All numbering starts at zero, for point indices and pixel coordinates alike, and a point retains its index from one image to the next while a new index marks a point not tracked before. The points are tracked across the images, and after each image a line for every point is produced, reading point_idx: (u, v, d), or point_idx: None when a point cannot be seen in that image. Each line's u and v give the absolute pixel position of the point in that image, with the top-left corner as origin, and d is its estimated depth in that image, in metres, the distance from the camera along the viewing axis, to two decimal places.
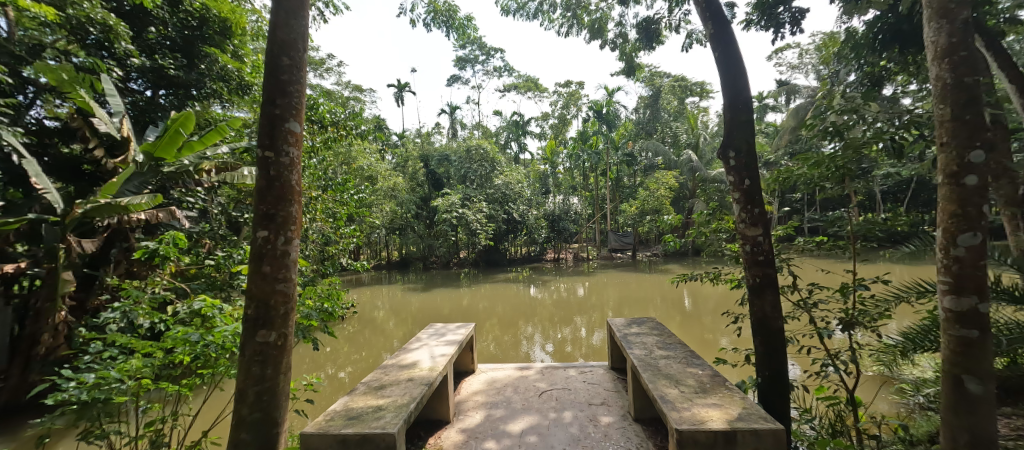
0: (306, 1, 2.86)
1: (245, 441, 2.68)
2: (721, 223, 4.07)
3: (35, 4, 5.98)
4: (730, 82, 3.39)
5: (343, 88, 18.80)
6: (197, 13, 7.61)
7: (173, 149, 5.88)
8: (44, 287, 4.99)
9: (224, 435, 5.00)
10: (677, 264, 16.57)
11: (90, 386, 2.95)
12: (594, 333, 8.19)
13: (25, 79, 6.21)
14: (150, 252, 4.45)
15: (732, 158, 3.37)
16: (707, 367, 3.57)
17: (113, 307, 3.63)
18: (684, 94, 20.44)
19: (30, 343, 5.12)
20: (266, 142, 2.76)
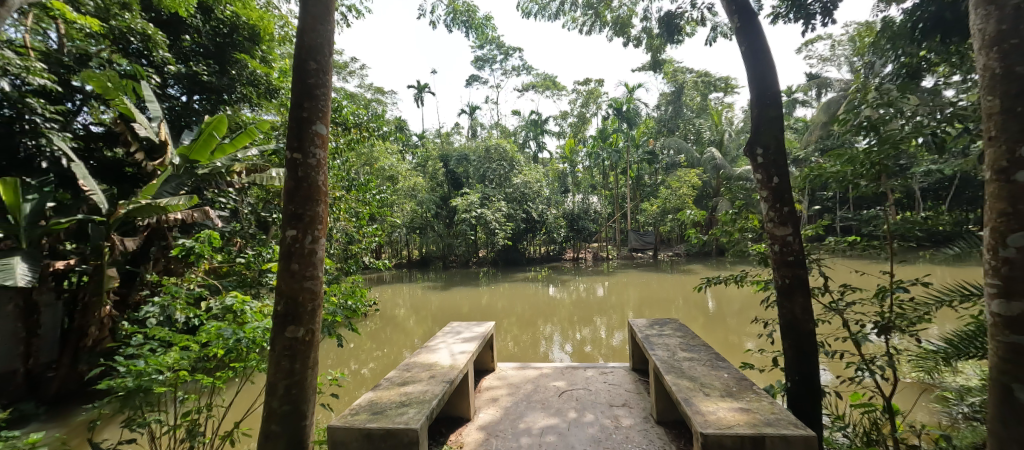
0: (332, 5, 2.88)
1: (275, 433, 2.72)
2: (747, 222, 3.94)
3: (81, 17, 6.24)
4: (760, 76, 3.26)
5: (365, 91, 19.16)
6: (228, 21, 7.89)
7: (207, 151, 6.06)
8: (90, 283, 5.13)
9: (253, 427, 5.11)
10: (700, 264, 16.26)
11: (135, 374, 3.10)
12: (615, 334, 8.06)
13: (73, 87, 6.50)
14: (185, 250, 4.61)
15: (760, 154, 3.25)
16: (734, 370, 3.47)
17: (153, 302, 3.80)
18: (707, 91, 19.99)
19: (78, 335, 5.30)
20: (294, 144, 2.79)
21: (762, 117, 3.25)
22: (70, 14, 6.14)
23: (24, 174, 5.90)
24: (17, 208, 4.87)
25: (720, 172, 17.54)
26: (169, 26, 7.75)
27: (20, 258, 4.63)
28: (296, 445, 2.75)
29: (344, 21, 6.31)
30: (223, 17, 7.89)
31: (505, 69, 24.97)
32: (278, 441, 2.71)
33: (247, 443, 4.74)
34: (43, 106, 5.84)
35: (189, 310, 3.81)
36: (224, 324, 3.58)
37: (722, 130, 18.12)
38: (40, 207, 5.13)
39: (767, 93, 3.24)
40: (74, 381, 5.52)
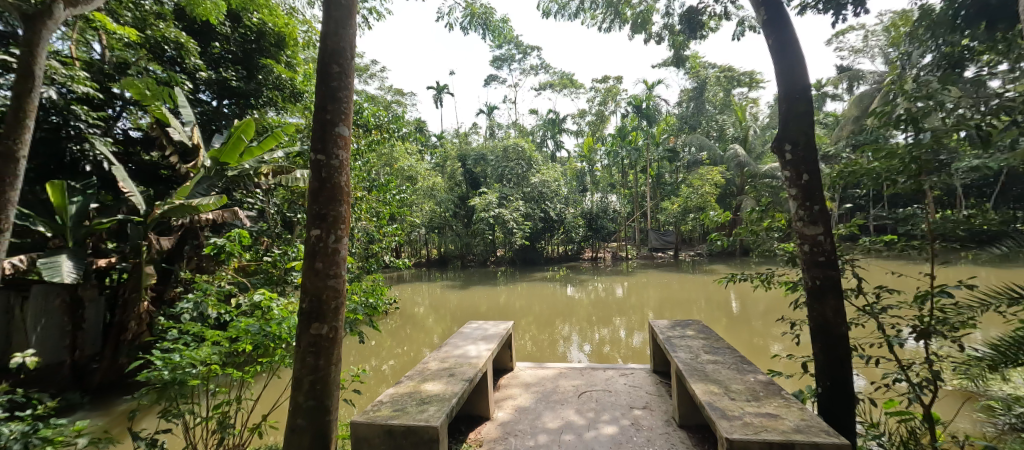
0: (354, 8, 2.89)
1: (300, 427, 2.74)
2: (774, 222, 3.79)
3: (120, 27, 6.24)
4: (790, 70, 3.13)
5: (385, 93, 19.40)
6: (255, 28, 8.09)
7: (236, 154, 6.17)
8: (130, 280, 5.33)
9: (280, 420, 5.20)
10: (724, 264, 15.90)
11: (171, 367, 3.20)
12: (634, 335, 7.94)
13: (113, 94, 6.76)
14: (216, 248, 4.73)
15: (788, 150, 3.13)
16: (761, 375, 3.34)
17: (187, 298, 3.91)
18: (730, 86, 19.56)
19: (119, 329, 5.50)
20: (317, 146, 2.81)
21: (791, 110, 3.12)
22: (110, 24, 6.15)
23: (71, 177, 6.34)
24: (64, 209, 5.13)
25: (744, 170, 17.10)
26: (200, 34, 8.00)
27: (66, 256, 4.84)
28: (320, 440, 2.77)
29: (365, 23, 6.35)
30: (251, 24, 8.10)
31: (523, 68, 24.89)
32: (303, 436, 2.74)
33: (275, 434, 4.82)
34: (86, 113, 6.09)
35: (219, 307, 3.90)
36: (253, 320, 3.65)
37: (747, 126, 17.68)
38: (84, 209, 5.38)
39: (795, 87, 3.11)
40: (116, 373, 5.71)
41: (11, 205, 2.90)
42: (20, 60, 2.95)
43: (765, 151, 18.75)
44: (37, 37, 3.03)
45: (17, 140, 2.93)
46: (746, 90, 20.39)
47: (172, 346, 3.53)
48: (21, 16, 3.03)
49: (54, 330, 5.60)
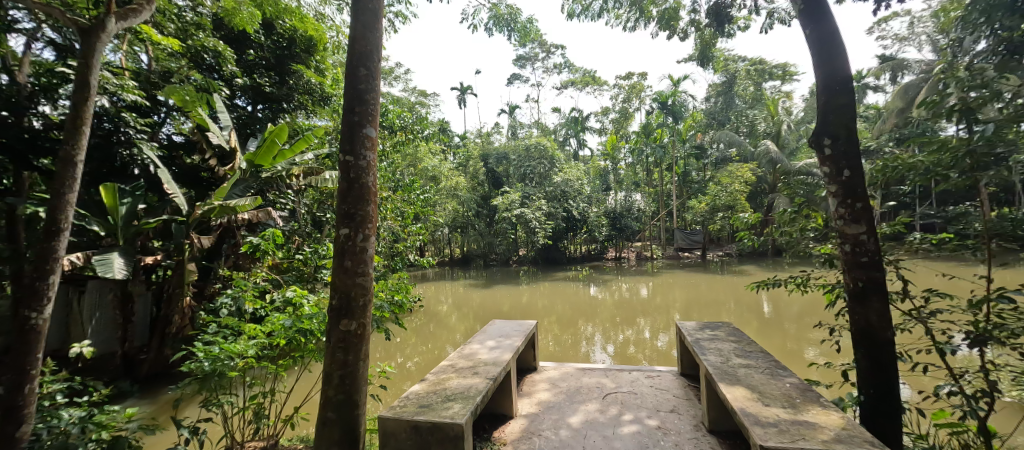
0: (381, 12, 2.91)
1: (330, 420, 2.78)
2: (809, 222, 3.60)
3: (164, 38, 6.38)
4: (833, 61, 2.96)
5: (410, 95, 19.64)
6: (287, 34, 8.30)
7: (270, 157, 6.31)
8: (173, 276, 5.58)
9: (312, 412, 5.30)
10: (754, 264, 15.39)
11: (211, 359, 3.33)
12: (660, 336, 7.79)
13: (158, 102, 7.05)
14: (252, 247, 4.86)
15: (828, 145, 2.97)
16: (797, 380, 3.18)
17: (226, 294, 4.05)
18: (761, 80, 18.93)
19: (164, 323, 5.75)
20: (346, 147, 2.85)
21: (832, 104, 2.95)
22: (155, 36, 6.35)
23: (121, 180, 6.63)
24: (115, 209, 5.32)
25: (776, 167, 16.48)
26: (236, 42, 8.22)
27: (117, 253, 5.07)
28: (349, 435, 2.80)
29: (392, 27, 6.39)
30: (282, 31, 8.28)
31: (546, 67, 24.65)
32: (333, 429, 2.77)
33: (306, 426, 4.89)
34: (135, 120, 6.38)
35: (254, 302, 4.01)
36: (286, 315, 3.76)
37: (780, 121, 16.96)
38: (133, 210, 5.54)
39: (837, 81, 2.94)
40: (161, 363, 5.99)
41: (69, 206, 3.02)
42: (76, 71, 3.03)
43: (799, 146, 18.02)
44: (93, 50, 3.11)
45: (75, 145, 3.02)
46: (779, 84, 19.69)
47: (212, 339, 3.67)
48: (77, 30, 3.12)
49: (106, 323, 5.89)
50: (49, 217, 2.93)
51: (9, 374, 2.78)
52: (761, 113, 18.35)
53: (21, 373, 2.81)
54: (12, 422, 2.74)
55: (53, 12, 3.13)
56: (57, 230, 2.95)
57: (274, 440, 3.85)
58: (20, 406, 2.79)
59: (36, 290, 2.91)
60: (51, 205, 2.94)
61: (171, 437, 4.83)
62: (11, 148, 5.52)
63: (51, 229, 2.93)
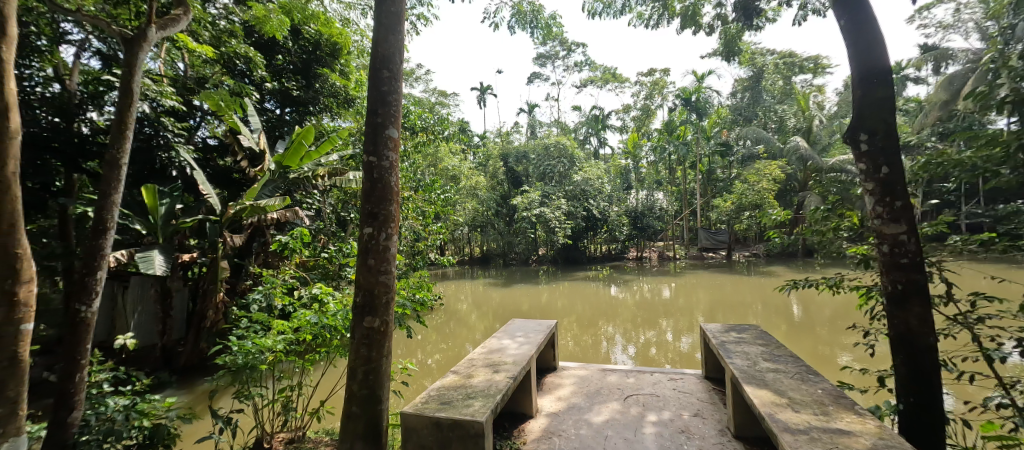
0: (402, 14, 2.90)
1: (355, 414, 2.79)
2: (844, 221, 3.42)
3: (199, 45, 6.49)
4: (869, 51, 2.80)
5: (430, 95, 19.82)
6: (313, 39, 8.43)
7: (297, 159, 6.41)
8: (208, 272, 5.77)
9: (337, 406, 5.36)
10: (783, 265, 14.89)
11: (243, 352, 3.43)
12: (683, 337, 7.61)
13: (194, 106, 7.29)
14: (281, 245, 4.96)
15: (864, 140, 2.83)
16: (830, 387, 3.03)
17: (257, 290, 4.14)
18: (791, 74, 18.31)
19: (200, 317, 5.91)
20: (369, 148, 2.86)
21: (868, 97, 2.81)
22: (191, 44, 6.41)
23: (161, 182, 6.89)
24: (155, 209, 5.50)
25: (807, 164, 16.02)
26: (265, 48, 8.37)
27: (157, 251, 5.24)
28: (373, 429, 2.80)
29: (414, 29, 6.44)
30: (308, 36, 8.39)
31: (567, 65, 24.38)
32: (357, 423, 2.78)
33: (332, 420, 4.94)
34: (173, 124, 6.57)
35: (283, 298, 4.10)
36: (312, 311, 3.83)
37: (812, 116, 16.14)
38: (172, 209, 5.74)
39: (876, 74, 2.78)
40: (198, 356, 6.10)
41: (115, 206, 3.16)
42: (120, 79, 3.12)
43: (832, 142, 17.31)
44: (135, 59, 3.20)
45: (120, 149, 3.11)
46: (810, 77, 19.02)
47: (243, 334, 3.79)
48: (122, 41, 3.22)
49: (148, 317, 6.14)
50: (97, 217, 3.07)
51: (63, 362, 2.98)
52: (790, 107, 17.74)
53: (72, 362, 2.99)
54: (65, 408, 2.93)
55: (101, 25, 3.29)
56: (104, 229, 3.10)
57: (301, 432, 3.93)
58: (71, 393, 2.96)
59: (86, 285, 3.07)
60: (99, 205, 3.07)
61: (206, 426, 4.94)
62: (62, 153, 5.78)
63: (98, 228, 3.09)
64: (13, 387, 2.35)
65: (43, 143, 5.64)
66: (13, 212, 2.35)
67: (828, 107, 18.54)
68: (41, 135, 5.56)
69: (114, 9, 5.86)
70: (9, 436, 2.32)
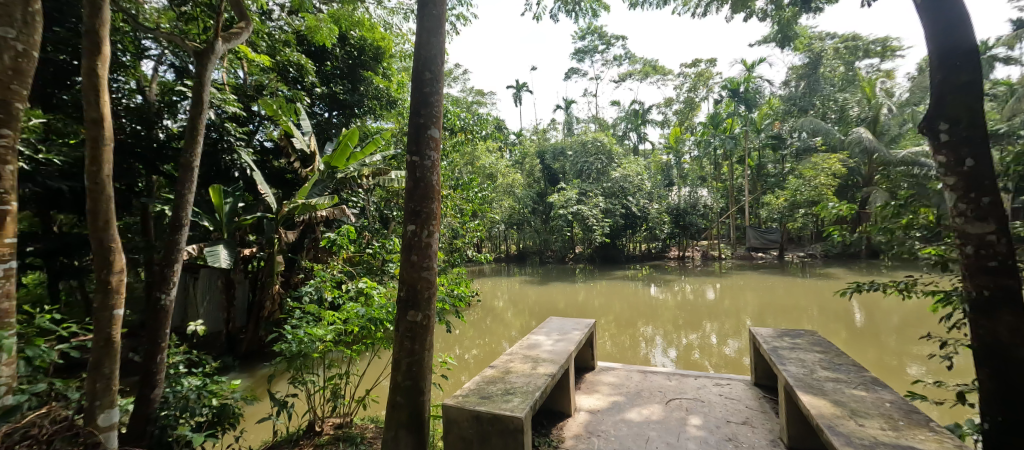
0: (444, 16, 2.86)
1: (399, 404, 2.78)
2: (919, 218, 3.10)
3: (257, 55, 6.78)
4: (953, 33, 2.49)
5: (468, 95, 20.01)
6: (358, 44, 8.65)
7: (343, 159, 6.59)
8: (266, 266, 6.08)
9: (382, 394, 5.47)
10: (842, 268, 13.89)
11: (297, 340, 3.57)
12: (728, 341, 7.27)
13: (253, 112, 7.63)
14: (329, 242, 5.09)
15: (945, 130, 2.52)
16: (901, 400, 2.73)
17: (308, 283, 4.28)
18: (854, 59, 17.03)
19: (259, 307, 6.21)
20: (412, 147, 2.84)
21: (950, 82, 2.50)
22: (251, 54, 6.71)
23: (223, 182, 7.28)
24: (220, 207, 5.79)
25: (872, 157, 14.75)
26: (315, 55, 8.67)
27: (223, 246, 5.53)
28: (416, 419, 2.79)
29: (453, 29, 6.43)
30: (354, 42, 8.61)
31: (605, 59, 23.80)
32: (401, 412, 2.78)
33: (378, 408, 5.04)
34: (236, 129, 6.85)
35: (331, 291, 4.20)
36: (359, 304, 3.91)
37: (879, 104, 15.08)
38: (235, 207, 6.04)
39: (960, 56, 2.47)
40: (258, 343, 6.40)
41: (188, 205, 3.27)
42: (192, 90, 3.26)
43: (903, 132, 15.80)
44: (205, 70, 3.34)
45: (192, 153, 3.24)
46: (876, 62, 17.64)
47: (296, 323, 3.92)
48: (193, 54, 3.38)
49: (215, 305, 6.51)
50: (174, 214, 3.19)
51: (146, 344, 3.10)
52: (853, 95, 16.48)
53: (154, 345, 3.11)
54: (148, 385, 3.07)
55: (176, 41, 3.44)
56: (179, 226, 3.20)
57: (349, 418, 4.03)
58: (155, 372, 3.09)
59: (164, 275, 3.17)
60: (175, 204, 3.19)
61: (266, 407, 5.14)
62: (144, 158, 6.12)
63: (174, 225, 3.18)
64: (109, 364, 2.57)
65: (129, 149, 5.97)
66: (106, 209, 2.55)
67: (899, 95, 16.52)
68: (126, 141, 5.87)
69: (185, 25, 6.26)
70: (105, 406, 2.54)
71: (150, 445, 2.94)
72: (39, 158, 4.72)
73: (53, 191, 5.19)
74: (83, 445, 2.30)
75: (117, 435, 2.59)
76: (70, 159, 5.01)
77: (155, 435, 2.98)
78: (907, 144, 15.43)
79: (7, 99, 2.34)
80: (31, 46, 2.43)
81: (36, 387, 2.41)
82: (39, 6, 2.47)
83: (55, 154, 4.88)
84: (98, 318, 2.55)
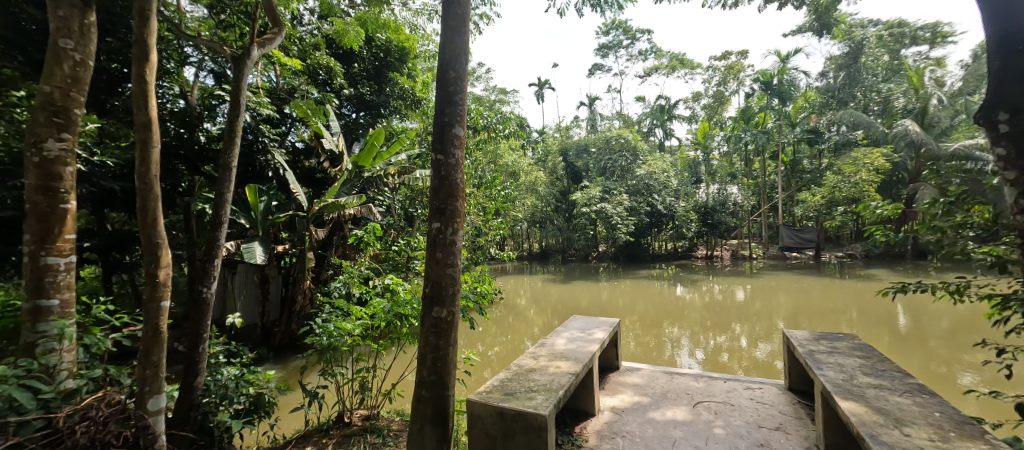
0: (468, 16, 2.86)
1: (424, 398, 2.81)
2: (972, 217, 2.93)
3: (289, 59, 6.98)
4: (1014, 18, 2.34)
5: (492, 94, 20.06)
6: (385, 46, 8.78)
7: (370, 158, 6.71)
8: (298, 262, 6.24)
9: (408, 389, 5.55)
10: (883, 269, 13.26)
11: (327, 334, 3.66)
12: (759, 344, 7.07)
13: (286, 114, 7.85)
14: (356, 239, 5.18)
15: (1004, 121, 2.38)
16: (951, 410, 2.58)
17: (337, 279, 4.36)
18: (899, 47, 16.10)
19: (292, 301, 6.38)
20: (437, 146, 2.85)
21: (1011, 68, 2.35)
22: (283, 58, 6.91)
23: (258, 182, 7.51)
24: (255, 205, 5.99)
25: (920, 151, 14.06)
26: (343, 58, 8.85)
27: (258, 242, 5.71)
28: (441, 414, 2.80)
29: (476, 29, 6.42)
30: (380, 44, 8.74)
31: (630, 54, 23.40)
32: (426, 406, 2.80)
33: (403, 402, 5.12)
34: (269, 130, 7.07)
35: (359, 287, 4.28)
36: (385, 299, 3.96)
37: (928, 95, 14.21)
38: (270, 206, 6.23)
39: (1022, 41, 2.30)
40: (290, 335, 6.59)
41: (227, 204, 3.36)
42: (230, 94, 3.36)
43: (954, 124, 14.87)
44: (242, 74, 3.44)
45: (230, 154, 3.33)
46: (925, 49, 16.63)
47: (326, 317, 4.01)
48: (231, 60, 3.49)
49: (252, 299, 6.75)
50: (214, 213, 3.28)
51: (189, 335, 3.19)
52: (899, 86, 15.61)
53: (196, 335, 3.19)
54: (192, 373, 3.16)
55: (215, 47, 3.56)
56: (219, 223, 3.29)
57: (376, 410, 4.10)
58: (197, 361, 3.17)
59: (206, 270, 3.27)
60: (215, 203, 3.29)
61: (297, 398, 5.30)
62: (186, 159, 6.35)
63: (215, 222, 3.28)
64: (157, 352, 2.68)
65: (173, 151, 6.21)
66: (154, 207, 2.66)
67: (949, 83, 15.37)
68: (169, 143, 6.12)
69: (224, 32, 6.50)
70: (153, 392, 2.65)
71: (193, 431, 3.07)
72: (95, 160, 5.06)
73: (106, 191, 5.46)
74: (134, 427, 2.36)
75: (165, 419, 2.72)
76: (122, 162, 5.35)
77: (197, 421, 3.11)
78: (960, 136, 14.52)
79: (67, 106, 2.52)
80: (88, 57, 2.59)
81: (93, 373, 2.52)
82: (95, 19, 2.62)
83: (108, 157, 5.22)
84: (147, 309, 2.66)
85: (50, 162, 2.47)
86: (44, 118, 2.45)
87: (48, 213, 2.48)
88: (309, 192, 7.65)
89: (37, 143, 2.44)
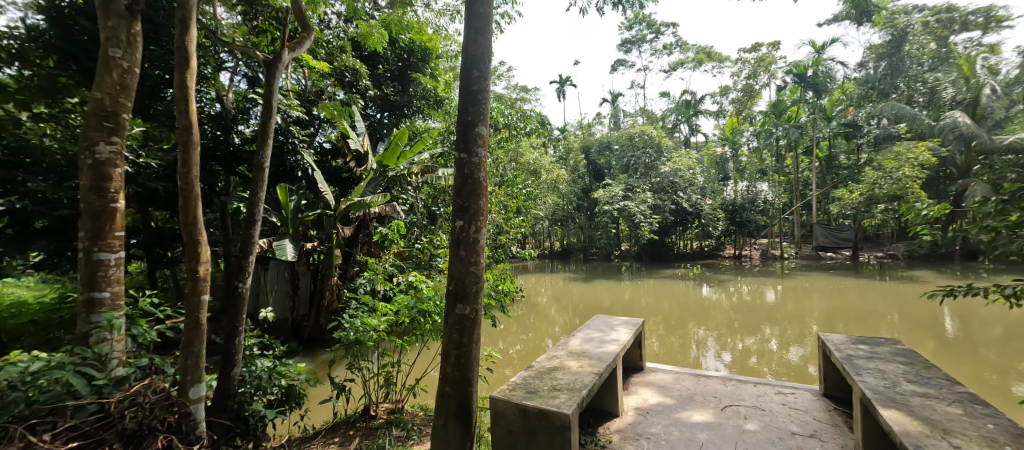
0: (490, 15, 2.88)
1: (448, 394, 2.85)
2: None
3: (317, 62, 7.15)
4: None
5: (513, 92, 20.06)
6: (408, 46, 8.88)
7: (394, 158, 6.82)
8: (325, 259, 6.40)
9: (431, 384, 5.64)
10: (925, 271, 12.66)
11: (354, 329, 3.74)
12: (790, 347, 6.88)
13: (314, 116, 8.04)
14: (381, 236, 5.26)
15: None
16: (1004, 422, 2.47)
17: (363, 275, 4.44)
18: (947, 34, 15.22)
19: (320, 297, 6.56)
20: (460, 146, 2.88)
21: None
22: (311, 61, 7.08)
23: (288, 181, 7.72)
24: (286, 204, 6.16)
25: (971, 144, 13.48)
26: (369, 59, 9.00)
27: (288, 240, 5.88)
28: (465, 409, 2.84)
29: (498, 28, 6.44)
30: (404, 44, 8.85)
31: (654, 49, 22.97)
32: (450, 402, 2.84)
33: (427, 397, 5.20)
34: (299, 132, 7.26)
35: (384, 283, 4.35)
36: (409, 296, 4.02)
37: (980, 84, 13.58)
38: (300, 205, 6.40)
39: None
40: (319, 330, 6.78)
41: (260, 203, 3.46)
42: (262, 97, 3.47)
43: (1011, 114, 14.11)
44: (273, 77, 3.54)
45: (263, 155, 3.43)
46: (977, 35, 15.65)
47: (353, 313, 4.10)
48: (262, 64, 3.60)
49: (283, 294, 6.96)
50: (248, 210, 3.39)
51: (226, 327, 3.30)
52: (946, 75, 14.75)
53: (233, 328, 3.30)
54: (229, 364, 3.28)
55: (248, 52, 3.67)
56: (253, 220, 3.39)
57: (401, 404, 4.17)
58: (234, 352, 3.29)
59: (241, 265, 3.38)
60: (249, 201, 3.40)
61: (326, 391, 5.44)
62: (224, 160, 6.57)
63: (249, 219, 3.39)
64: (198, 343, 2.81)
65: (211, 152, 6.44)
66: (195, 206, 2.78)
67: (1004, 71, 14.64)
68: (206, 144, 6.35)
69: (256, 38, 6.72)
70: (194, 381, 2.78)
71: (229, 419, 3.20)
72: (141, 162, 5.31)
73: (150, 191, 5.71)
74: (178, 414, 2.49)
75: (204, 406, 2.85)
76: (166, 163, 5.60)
77: (234, 410, 3.24)
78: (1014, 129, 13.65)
79: (116, 111, 2.65)
80: (134, 64, 2.71)
81: (141, 362, 2.66)
82: (140, 28, 2.75)
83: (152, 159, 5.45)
84: (189, 302, 2.79)
85: (102, 164, 2.61)
86: (96, 122, 2.59)
87: (100, 211, 2.62)
88: (337, 191, 7.82)
89: (90, 147, 2.57)
